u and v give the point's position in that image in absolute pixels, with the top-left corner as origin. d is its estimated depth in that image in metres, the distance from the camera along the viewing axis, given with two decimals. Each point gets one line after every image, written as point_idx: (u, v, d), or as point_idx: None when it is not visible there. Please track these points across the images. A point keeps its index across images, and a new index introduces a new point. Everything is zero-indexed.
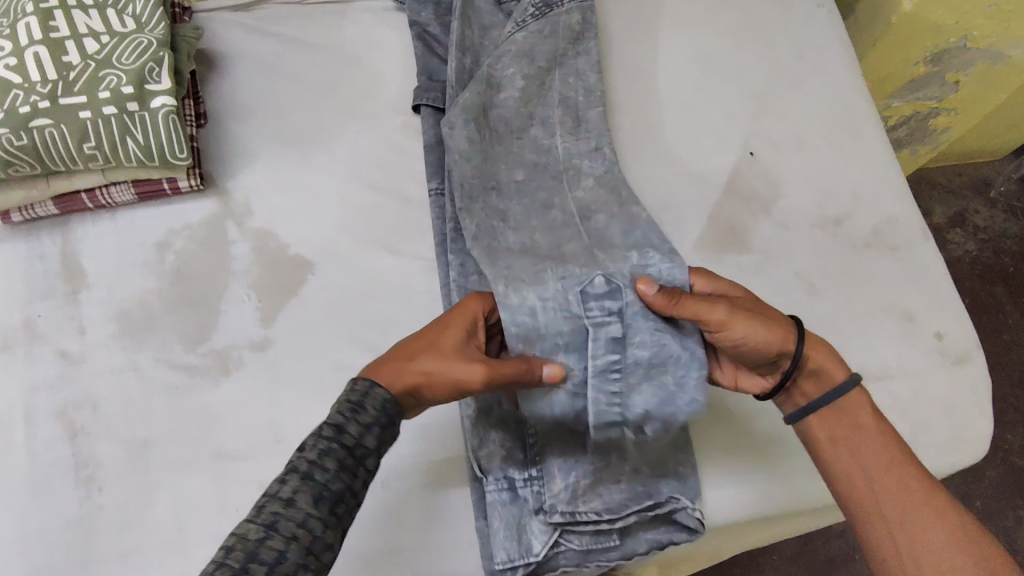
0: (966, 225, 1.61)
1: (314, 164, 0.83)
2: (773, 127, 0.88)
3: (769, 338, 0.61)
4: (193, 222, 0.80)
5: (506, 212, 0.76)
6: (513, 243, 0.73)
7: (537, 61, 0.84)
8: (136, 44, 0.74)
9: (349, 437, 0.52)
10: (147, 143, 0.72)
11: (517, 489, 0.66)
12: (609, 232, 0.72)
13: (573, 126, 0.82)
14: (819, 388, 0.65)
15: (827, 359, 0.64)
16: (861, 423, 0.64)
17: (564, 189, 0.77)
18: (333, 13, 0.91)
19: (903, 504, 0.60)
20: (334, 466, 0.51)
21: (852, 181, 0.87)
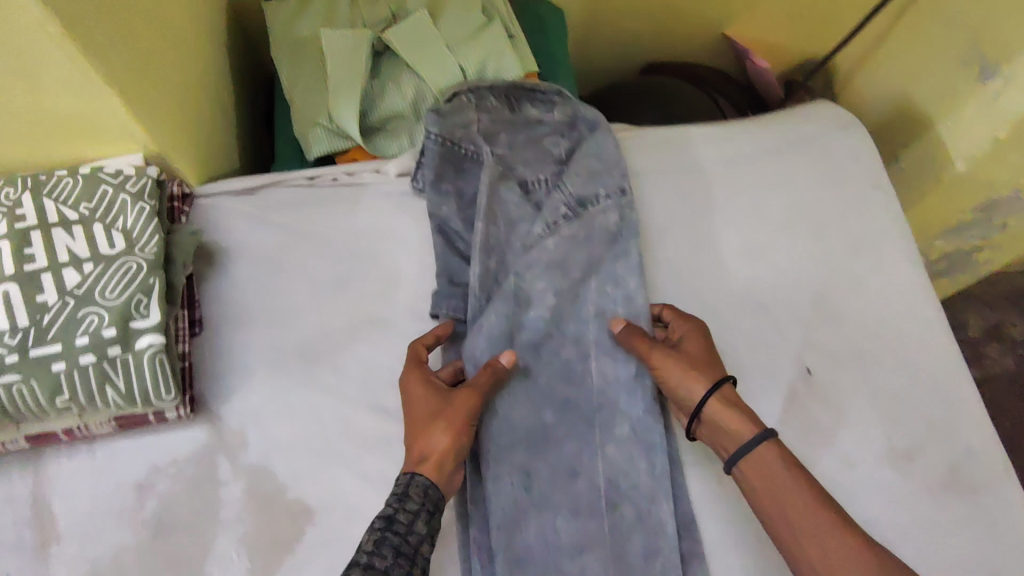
0: (1006, 340, 1.50)
1: (320, 384, 0.74)
2: (830, 339, 0.79)
3: (688, 386, 0.69)
4: (181, 457, 0.70)
5: (533, 468, 0.69)
6: (535, 530, 0.67)
7: (571, 275, 0.76)
8: (123, 271, 0.65)
9: (403, 526, 0.59)
10: (130, 389, 0.63)
11: None
12: (632, 538, 0.68)
13: (609, 345, 0.74)
14: (737, 435, 0.66)
15: (735, 417, 0.67)
16: (778, 472, 0.64)
17: (596, 438, 0.71)
18: (346, 199, 0.83)
19: (833, 564, 0.58)
20: (393, 555, 0.57)
21: (920, 404, 0.77)
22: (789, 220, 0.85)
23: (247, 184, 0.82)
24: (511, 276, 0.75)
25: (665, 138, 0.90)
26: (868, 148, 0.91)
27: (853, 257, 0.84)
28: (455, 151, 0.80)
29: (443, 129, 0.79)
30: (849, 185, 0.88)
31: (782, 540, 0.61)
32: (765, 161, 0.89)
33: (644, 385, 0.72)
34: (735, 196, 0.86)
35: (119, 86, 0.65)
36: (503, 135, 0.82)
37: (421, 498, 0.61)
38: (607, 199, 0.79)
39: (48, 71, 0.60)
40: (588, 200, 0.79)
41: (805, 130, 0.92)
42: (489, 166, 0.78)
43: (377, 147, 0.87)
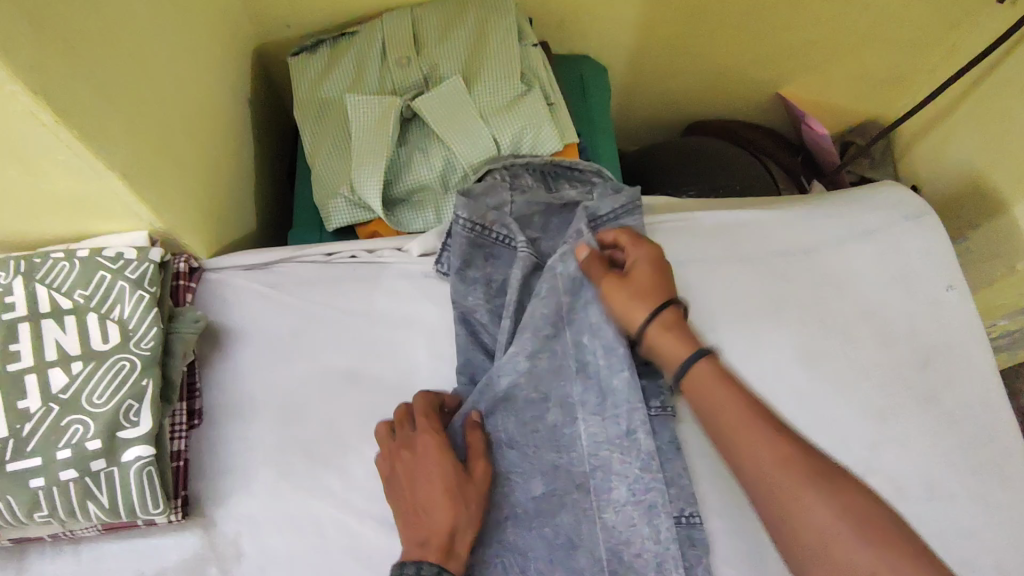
0: None
1: (325, 490, 0.68)
2: (896, 465, 0.70)
3: (632, 314, 0.64)
4: (169, 565, 0.64)
5: (528, 549, 0.67)
6: None
7: (566, 359, 0.70)
8: (116, 370, 0.60)
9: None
10: (115, 505, 0.57)
11: None
12: None
13: (598, 405, 0.69)
14: (676, 355, 0.61)
15: (673, 340, 0.62)
16: (752, 420, 0.55)
17: (607, 552, 0.66)
18: (364, 277, 0.77)
19: (775, 461, 0.52)
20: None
21: (993, 547, 0.69)
22: (850, 323, 0.77)
23: (260, 258, 0.77)
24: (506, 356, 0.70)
25: (713, 223, 0.82)
26: (941, 244, 0.82)
27: (922, 369, 0.75)
28: (485, 236, 0.74)
29: (472, 213, 0.73)
30: (916, 284, 0.80)
31: (758, 484, 0.52)
32: (824, 254, 0.80)
33: (652, 481, 0.65)
34: (791, 293, 0.78)
35: (120, 167, 0.59)
36: (537, 220, 0.76)
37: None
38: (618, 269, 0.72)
39: (50, 155, 0.55)
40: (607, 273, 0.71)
41: (869, 219, 0.82)
42: (521, 254, 0.71)
43: (400, 221, 0.81)
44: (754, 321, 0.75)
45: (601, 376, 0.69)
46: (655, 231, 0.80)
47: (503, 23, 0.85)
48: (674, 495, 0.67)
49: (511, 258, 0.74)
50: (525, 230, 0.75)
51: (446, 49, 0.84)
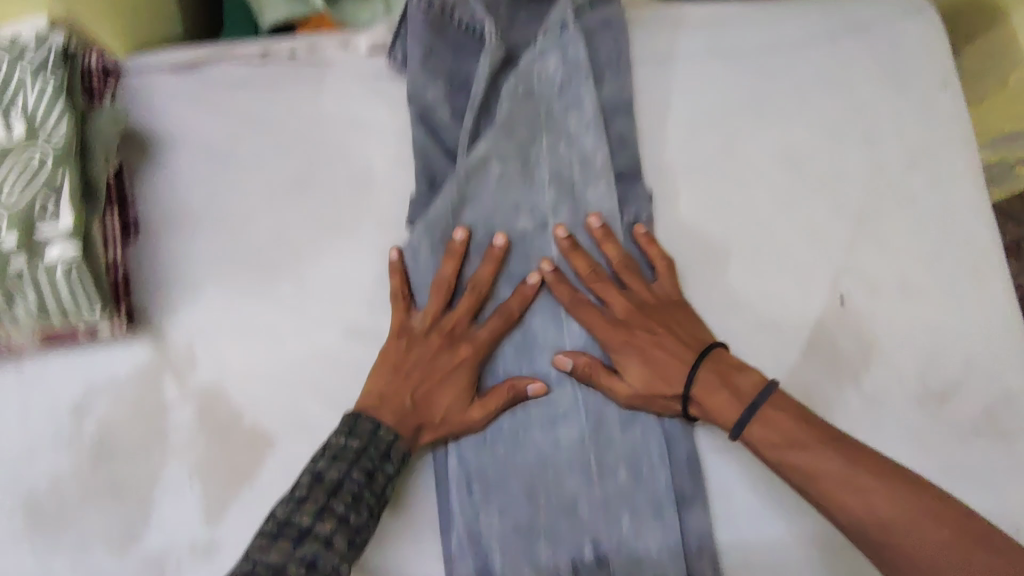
0: None
1: (280, 301, 0.64)
2: (870, 263, 0.69)
3: (657, 362, 0.60)
4: (121, 377, 0.62)
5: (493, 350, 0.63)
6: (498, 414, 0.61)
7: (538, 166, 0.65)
8: (26, 167, 0.54)
9: (363, 475, 0.55)
10: (45, 305, 0.53)
11: None
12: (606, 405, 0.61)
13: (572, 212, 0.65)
14: (732, 416, 0.58)
15: (728, 399, 0.58)
16: (799, 417, 0.57)
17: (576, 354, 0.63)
18: (308, 79, 0.69)
19: (866, 490, 0.53)
20: (366, 512, 0.54)
21: (962, 340, 0.68)
22: (834, 123, 0.72)
23: (188, 56, 0.69)
24: (470, 161, 0.64)
25: (696, 18, 0.75)
26: (937, 38, 0.76)
27: (907, 168, 0.72)
28: (446, 21, 0.66)
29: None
30: (910, 81, 0.74)
31: (823, 494, 0.54)
32: (812, 50, 0.74)
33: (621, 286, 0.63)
34: (775, 94, 0.72)
35: None
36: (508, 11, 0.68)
37: (371, 436, 0.57)
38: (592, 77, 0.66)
39: None
40: (580, 78, 0.66)
41: (863, 13, 0.76)
42: (489, 43, 0.64)
43: (347, 16, 0.74)
44: (732, 124, 0.71)
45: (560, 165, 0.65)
46: (632, 27, 0.73)
47: None
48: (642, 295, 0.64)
49: (476, 52, 0.67)
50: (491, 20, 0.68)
51: None
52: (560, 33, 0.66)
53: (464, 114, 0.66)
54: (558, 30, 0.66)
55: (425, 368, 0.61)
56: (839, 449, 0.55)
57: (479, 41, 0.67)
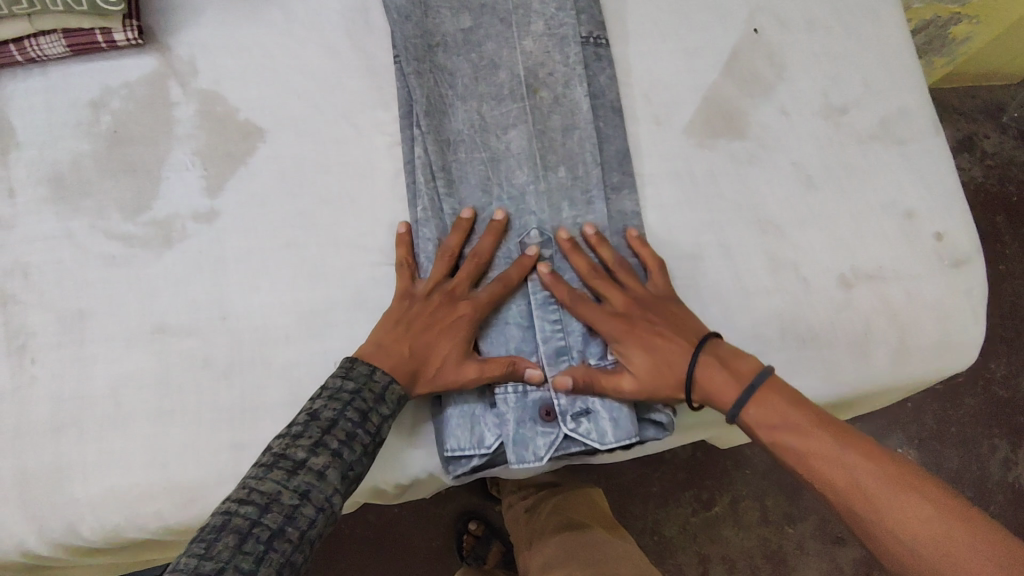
0: (973, 149, 1.53)
1: (269, 23, 0.75)
2: (780, 4, 0.80)
3: (660, 352, 0.63)
4: (132, 81, 0.72)
5: (455, 70, 0.73)
6: (460, 122, 0.72)
7: None
8: None
9: (359, 413, 0.58)
10: None
11: None
12: (550, 116, 0.73)
13: None
14: (729, 396, 0.61)
15: (725, 378, 0.61)
16: (788, 397, 0.60)
17: (527, 64, 0.74)
18: None
19: (873, 482, 0.55)
20: (360, 450, 0.57)
21: (863, 65, 0.79)
22: None
23: None
24: None
25: None
26: None
27: None
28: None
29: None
30: None
31: (851, 489, 0.55)
32: None
33: (564, 16, 0.75)
34: None
35: None
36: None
37: (365, 379, 0.59)
38: None
39: None
40: None
41: None
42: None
43: None
44: None
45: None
46: None
47: None
48: (582, 21, 0.76)
49: None
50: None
51: None
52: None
53: None
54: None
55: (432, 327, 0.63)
56: (841, 439, 0.57)
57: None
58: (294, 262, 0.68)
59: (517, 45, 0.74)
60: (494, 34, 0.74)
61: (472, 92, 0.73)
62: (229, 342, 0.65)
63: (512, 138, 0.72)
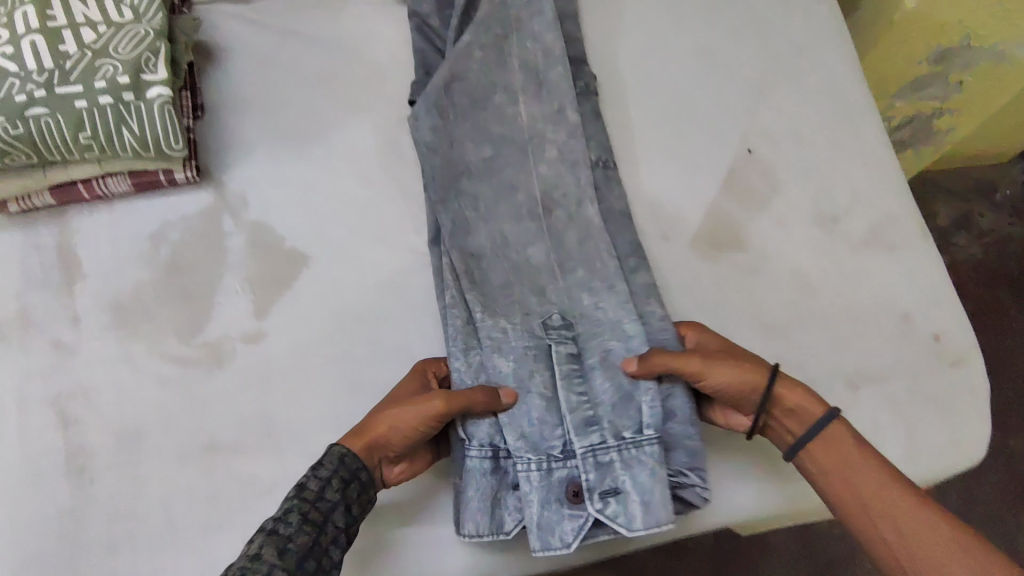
0: (970, 227, 1.59)
1: (311, 159, 0.83)
2: (772, 124, 0.87)
3: (747, 376, 0.64)
4: (189, 214, 0.80)
5: (477, 195, 0.80)
6: (484, 242, 0.78)
7: (508, 57, 0.85)
8: (134, 35, 0.74)
9: (311, 489, 0.60)
10: (143, 133, 0.72)
11: (500, 460, 0.69)
12: (566, 233, 0.78)
13: (536, 90, 0.84)
14: (815, 413, 0.64)
15: (805, 397, 0.64)
16: (857, 437, 0.63)
17: (544, 185, 0.81)
18: (332, 5, 0.91)
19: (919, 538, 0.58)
20: (298, 520, 0.58)
21: (852, 178, 0.85)
22: (738, 23, 0.92)
23: None
24: (456, 53, 0.83)
25: None
26: None
27: (797, 56, 0.91)
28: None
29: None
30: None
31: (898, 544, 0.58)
32: None
33: (575, 142, 0.82)
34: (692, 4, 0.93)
35: None
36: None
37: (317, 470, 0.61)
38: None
39: None
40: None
41: None
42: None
43: None
44: (657, 27, 0.92)
45: (527, 52, 0.85)
46: None
47: None
48: (592, 147, 0.83)
49: None
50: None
51: None
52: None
53: (451, 21, 0.86)
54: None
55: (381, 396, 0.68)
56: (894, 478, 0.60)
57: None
58: (333, 380, 0.73)
59: (533, 168, 0.82)
60: (513, 160, 0.82)
61: (494, 215, 0.80)
62: (273, 458, 0.69)
63: (534, 252, 0.78)
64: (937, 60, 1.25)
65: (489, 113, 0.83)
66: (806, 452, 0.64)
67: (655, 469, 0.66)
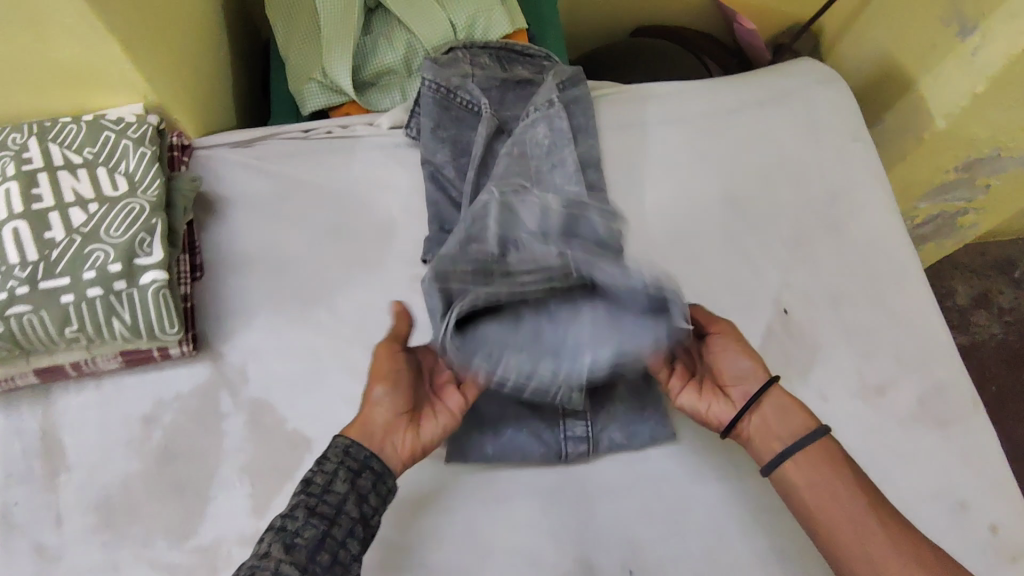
0: (990, 306, 1.63)
1: (317, 324, 0.77)
2: (808, 282, 0.82)
3: (752, 375, 0.67)
4: (184, 392, 0.74)
5: None
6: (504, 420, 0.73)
7: None
8: (128, 211, 0.68)
9: (317, 489, 0.56)
10: (135, 322, 0.66)
11: (467, 277, 0.64)
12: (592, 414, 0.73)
13: None
14: (802, 428, 0.65)
15: (797, 415, 0.66)
16: (844, 456, 0.64)
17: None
18: (340, 150, 0.86)
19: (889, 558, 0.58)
20: (304, 513, 0.55)
21: (895, 342, 0.80)
22: (767, 169, 0.88)
23: (244, 136, 0.85)
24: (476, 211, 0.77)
25: (649, 93, 0.92)
26: (847, 103, 0.94)
27: (831, 204, 0.86)
28: (450, 99, 0.82)
29: (437, 76, 0.81)
30: (826, 136, 0.91)
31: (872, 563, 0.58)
32: (746, 114, 0.91)
33: None
34: (718, 150, 0.89)
35: (130, 49, 0.70)
36: (501, 94, 0.85)
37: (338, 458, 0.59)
38: (569, 141, 0.81)
39: (68, 29, 0.65)
40: (561, 142, 0.81)
41: (787, 84, 0.94)
42: (486, 118, 0.81)
43: (370, 101, 0.90)
44: (683, 173, 0.87)
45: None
46: (599, 101, 0.91)
47: None
48: None
49: (476, 122, 0.83)
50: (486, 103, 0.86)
51: None
52: (547, 108, 0.82)
53: (466, 172, 0.81)
54: (546, 106, 0.82)
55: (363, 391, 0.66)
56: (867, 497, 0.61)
57: (479, 115, 0.83)
58: None
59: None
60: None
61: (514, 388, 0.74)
62: None
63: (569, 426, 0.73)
64: (963, 168, 1.15)
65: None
66: (805, 451, 0.64)
67: (620, 277, 0.60)
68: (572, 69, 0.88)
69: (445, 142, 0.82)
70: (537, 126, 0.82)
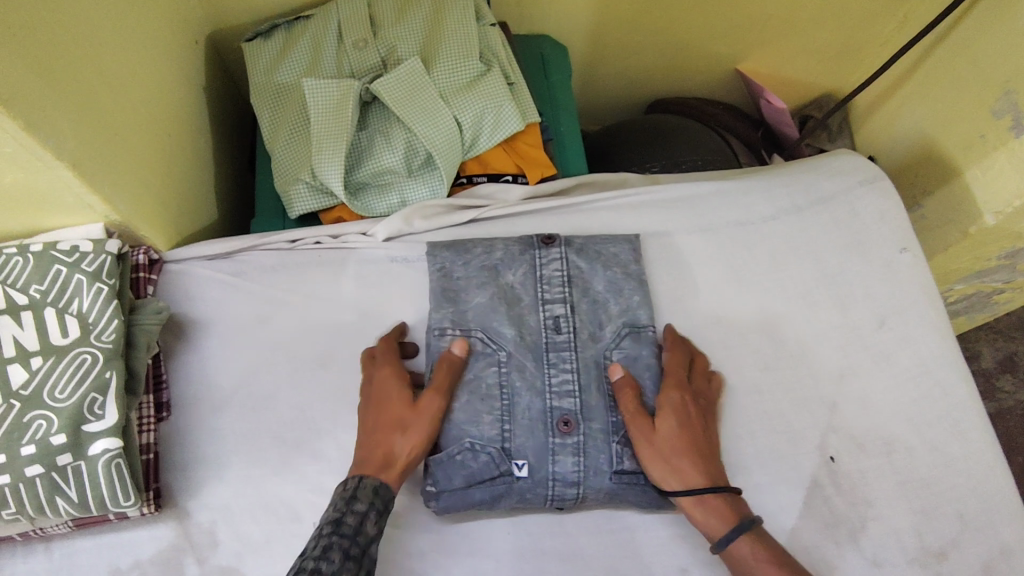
0: (1018, 372, 1.50)
1: (299, 476, 0.67)
2: (855, 421, 0.73)
3: (669, 477, 0.62)
4: (145, 558, 0.64)
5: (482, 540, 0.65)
6: None
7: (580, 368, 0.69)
8: (78, 366, 0.59)
9: (321, 549, 0.52)
10: (84, 499, 0.57)
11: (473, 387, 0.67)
12: None
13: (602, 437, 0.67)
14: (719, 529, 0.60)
15: (716, 513, 0.60)
16: (768, 546, 0.59)
17: (588, 521, 0.68)
18: (330, 264, 0.77)
19: None
20: (339, 557, 0.53)
21: (955, 495, 0.70)
22: (806, 287, 0.79)
23: (222, 247, 0.76)
24: (505, 355, 0.69)
25: (678, 196, 0.83)
26: (895, 206, 0.84)
27: (876, 328, 0.77)
28: (469, 249, 0.75)
29: (460, 251, 0.75)
30: (870, 246, 0.81)
31: None
32: (782, 221, 0.82)
33: (618, 481, 0.65)
34: (752, 265, 0.80)
35: (82, 171, 0.60)
36: (542, 236, 0.76)
37: (360, 497, 0.58)
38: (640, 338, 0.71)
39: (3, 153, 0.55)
40: (642, 330, 0.71)
41: (827, 184, 0.85)
42: (543, 277, 0.73)
43: (366, 206, 0.81)
44: (716, 293, 0.78)
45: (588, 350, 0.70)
46: (619, 206, 0.82)
47: (459, 1, 0.84)
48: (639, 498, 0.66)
49: (520, 271, 0.74)
50: (530, 251, 0.74)
51: (403, 31, 0.83)
52: (617, 293, 0.73)
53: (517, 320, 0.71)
54: (616, 289, 0.73)
55: (386, 416, 0.63)
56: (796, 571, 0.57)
57: (521, 248, 0.75)
58: None
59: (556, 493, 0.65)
60: (539, 470, 0.65)
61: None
62: None
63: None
64: (1009, 256, 1.03)
65: (519, 390, 0.68)
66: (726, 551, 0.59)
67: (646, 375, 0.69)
68: (630, 238, 0.77)
69: (487, 283, 0.72)
70: (594, 277, 0.74)
